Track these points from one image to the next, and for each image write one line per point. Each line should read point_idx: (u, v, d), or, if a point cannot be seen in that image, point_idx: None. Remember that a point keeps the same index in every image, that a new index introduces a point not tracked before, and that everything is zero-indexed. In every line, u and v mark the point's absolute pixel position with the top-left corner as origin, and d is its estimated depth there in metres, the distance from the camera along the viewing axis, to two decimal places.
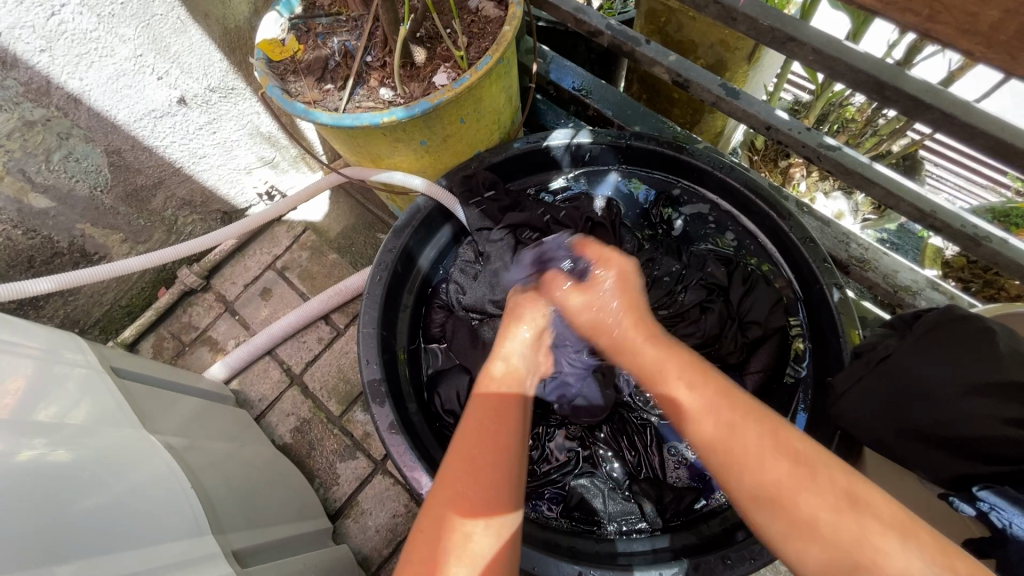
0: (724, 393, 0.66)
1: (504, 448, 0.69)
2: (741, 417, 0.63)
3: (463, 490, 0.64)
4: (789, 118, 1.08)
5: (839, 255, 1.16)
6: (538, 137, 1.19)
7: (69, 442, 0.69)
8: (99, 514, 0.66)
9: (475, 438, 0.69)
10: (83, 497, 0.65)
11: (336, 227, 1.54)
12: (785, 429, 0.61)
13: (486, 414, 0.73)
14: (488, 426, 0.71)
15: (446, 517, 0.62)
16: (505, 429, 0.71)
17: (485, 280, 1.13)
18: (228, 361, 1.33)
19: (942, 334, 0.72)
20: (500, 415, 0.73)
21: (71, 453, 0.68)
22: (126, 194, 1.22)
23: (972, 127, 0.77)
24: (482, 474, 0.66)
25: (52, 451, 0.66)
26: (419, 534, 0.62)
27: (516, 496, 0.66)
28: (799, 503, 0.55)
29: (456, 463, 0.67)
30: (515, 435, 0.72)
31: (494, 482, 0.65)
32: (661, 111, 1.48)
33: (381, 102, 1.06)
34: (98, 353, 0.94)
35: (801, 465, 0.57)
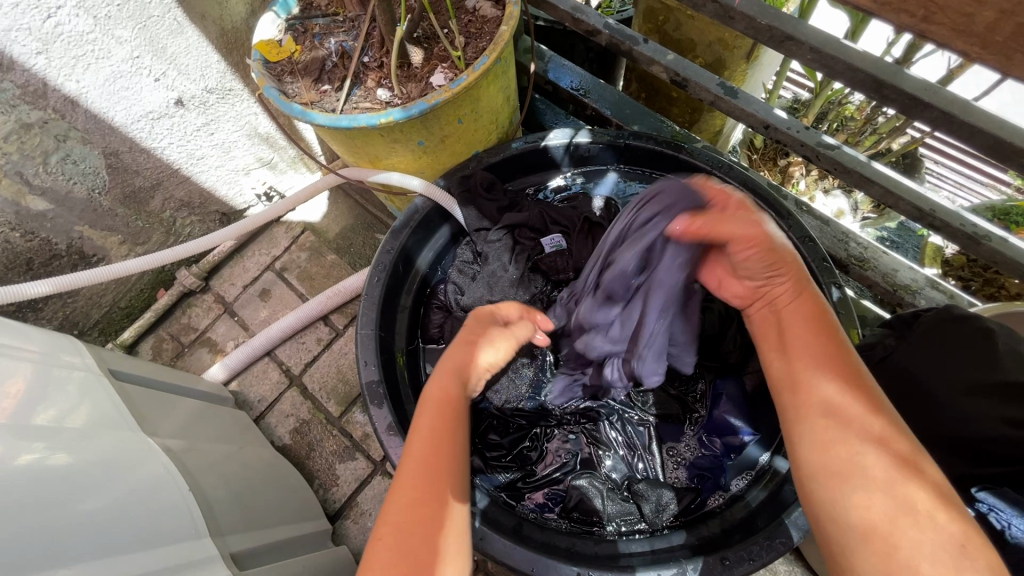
0: (821, 383, 0.62)
1: (460, 452, 0.67)
2: (832, 411, 0.60)
3: (424, 489, 0.62)
4: (787, 117, 1.07)
5: (839, 254, 1.16)
6: (536, 137, 1.18)
7: (69, 446, 0.69)
8: (96, 518, 0.66)
9: (432, 442, 0.66)
10: (83, 501, 0.66)
11: (335, 227, 1.54)
12: (814, 442, 0.60)
13: (444, 415, 0.70)
14: (445, 429, 0.69)
15: (409, 517, 0.59)
16: (460, 431, 0.70)
17: (483, 281, 1.13)
18: (227, 362, 1.33)
19: (940, 334, 0.72)
20: (457, 417, 0.71)
21: (73, 456, 0.68)
22: (124, 195, 1.22)
23: (971, 125, 0.76)
24: (440, 474, 0.63)
25: (53, 454, 0.67)
26: (379, 536, 0.58)
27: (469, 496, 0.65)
28: (856, 487, 0.54)
29: (411, 468, 0.63)
30: (469, 439, 0.70)
31: (452, 481, 0.64)
32: (660, 110, 1.47)
33: (379, 103, 1.06)
34: (96, 355, 0.94)
35: (880, 463, 0.54)
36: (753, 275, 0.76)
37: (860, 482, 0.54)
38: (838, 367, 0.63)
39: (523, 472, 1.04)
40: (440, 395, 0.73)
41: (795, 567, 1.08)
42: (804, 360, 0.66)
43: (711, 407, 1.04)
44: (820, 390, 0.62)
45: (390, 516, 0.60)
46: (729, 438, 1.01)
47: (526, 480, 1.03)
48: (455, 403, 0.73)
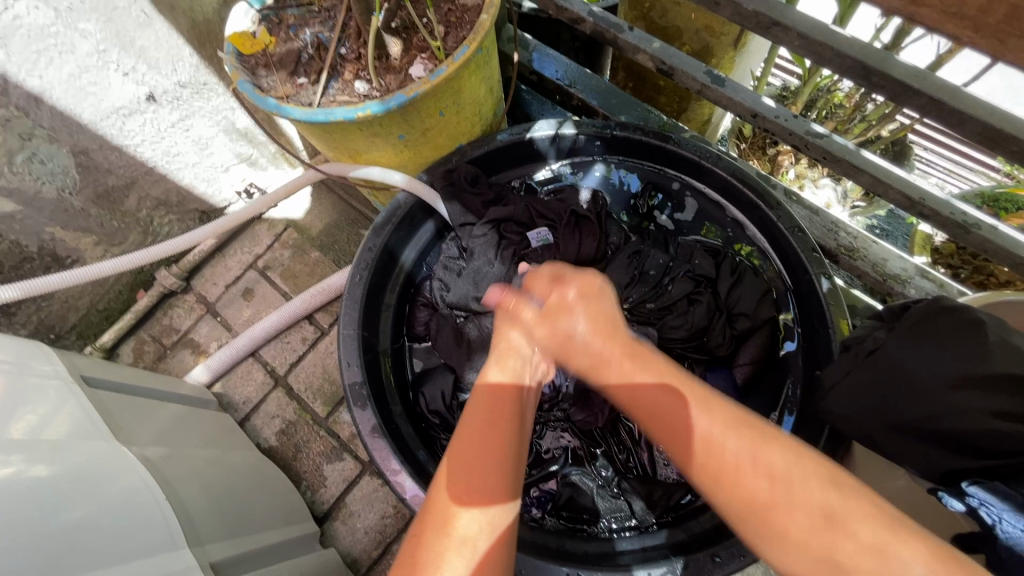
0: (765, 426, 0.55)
1: (492, 448, 0.61)
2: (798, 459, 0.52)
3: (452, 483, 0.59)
4: (775, 105, 1.05)
5: (828, 244, 1.14)
6: (521, 129, 1.15)
7: (47, 458, 0.67)
8: (74, 533, 0.63)
9: (474, 432, 0.62)
10: (61, 515, 0.64)
11: (318, 224, 1.51)
12: (769, 478, 0.51)
13: (483, 411, 0.65)
14: (480, 429, 0.63)
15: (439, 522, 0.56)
16: (507, 427, 0.63)
17: (468, 277, 1.11)
18: (210, 364, 1.30)
19: (930, 326, 0.71)
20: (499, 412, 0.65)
21: (51, 469, 0.66)
22: (97, 195, 1.18)
23: (960, 112, 0.75)
24: (465, 472, 0.59)
25: (30, 467, 0.64)
26: (416, 535, 0.56)
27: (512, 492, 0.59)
28: (776, 499, 0.50)
29: (451, 457, 0.61)
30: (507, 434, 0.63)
31: (484, 473, 0.59)
32: (647, 99, 1.45)
33: (357, 95, 1.03)
34: (67, 361, 0.90)
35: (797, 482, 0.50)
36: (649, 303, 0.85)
37: (773, 487, 0.51)
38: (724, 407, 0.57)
39: None
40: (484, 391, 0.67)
41: None
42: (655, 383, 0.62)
43: None
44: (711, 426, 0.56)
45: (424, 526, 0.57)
46: None
47: None
48: (504, 395, 0.67)
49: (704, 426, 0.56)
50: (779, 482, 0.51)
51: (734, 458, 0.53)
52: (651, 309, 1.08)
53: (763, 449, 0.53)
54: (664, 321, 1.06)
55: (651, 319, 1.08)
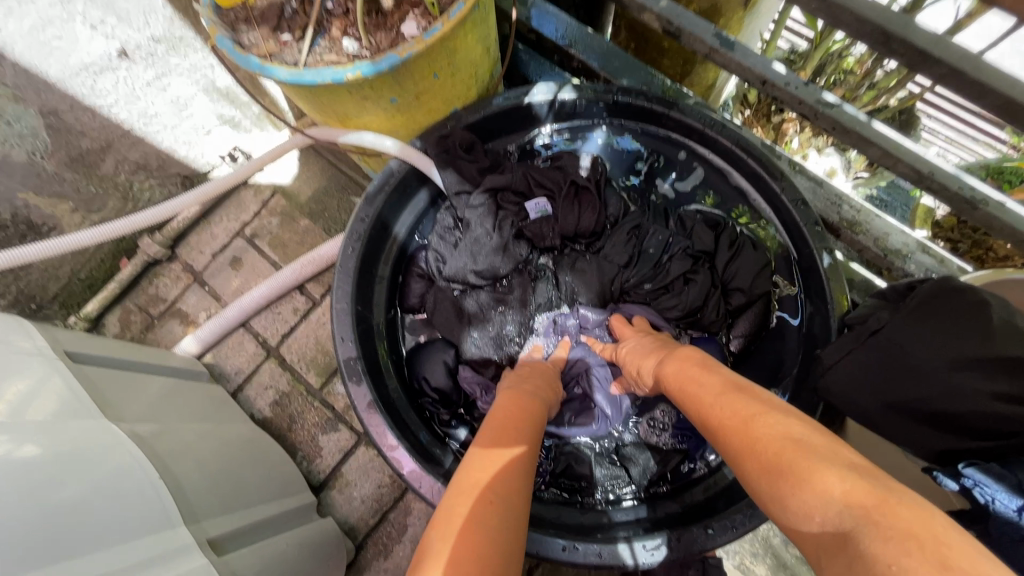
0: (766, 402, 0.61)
1: (529, 426, 0.75)
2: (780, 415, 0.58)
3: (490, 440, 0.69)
4: (786, 71, 1.00)
5: (830, 218, 1.13)
6: (518, 93, 1.10)
7: (37, 437, 0.65)
8: (66, 512, 0.63)
9: (504, 416, 0.75)
10: (55, 495, 0.63)
11: (307, 190, 1.45)
12: (757, 440, 0.56)
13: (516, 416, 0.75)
14: (513, 411, 0.77)
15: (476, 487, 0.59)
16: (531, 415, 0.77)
17: (465, 249, 1.08)
18: (200, 335, 1.28)
19: (934, 307, 0.71)
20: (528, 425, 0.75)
21: (41, 448, 0.65)
22: (70, 158, 1.12)
23: (981, 84, 0.71)
24: (509, 431, 0.71)
25: (19, 446, 0.63)
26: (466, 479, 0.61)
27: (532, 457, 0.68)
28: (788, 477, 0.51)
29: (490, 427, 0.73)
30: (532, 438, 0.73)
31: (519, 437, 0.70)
32: (650, 61, 1.39)
33: (345, 55, 0.96)
34: (50, 336, 0.87)
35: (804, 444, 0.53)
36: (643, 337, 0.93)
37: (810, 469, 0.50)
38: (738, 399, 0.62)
39: None
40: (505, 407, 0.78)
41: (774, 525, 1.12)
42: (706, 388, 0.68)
43: None
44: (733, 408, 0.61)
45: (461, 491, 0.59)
46: None
47: None
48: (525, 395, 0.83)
49: (718, 400, 0.65)
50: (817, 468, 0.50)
51: (744, 424, 0.59)
52: (649, 290, 1.08)
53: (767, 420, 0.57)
54: (658, 301, 1.07)
55: (648, 299, 1.08)
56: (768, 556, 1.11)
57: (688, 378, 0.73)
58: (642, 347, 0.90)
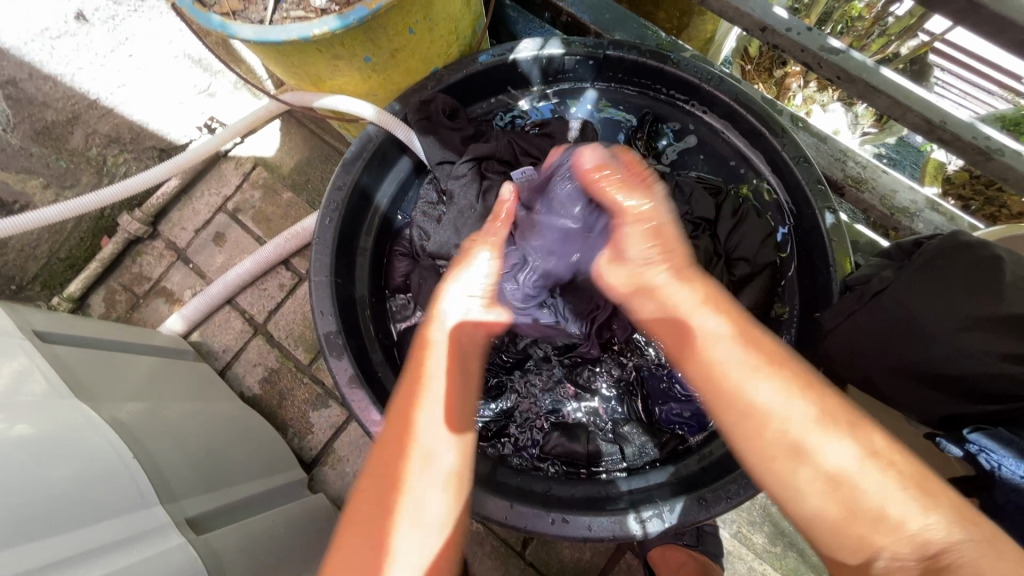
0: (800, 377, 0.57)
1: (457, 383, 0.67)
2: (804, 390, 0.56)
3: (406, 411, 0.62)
4: (788, 16, 0.93)
5: (834, 175, 1.06)
6: (503, 49, 1.03)
7: (19, 418, 0.64)
8: (50, 491, 0.61)
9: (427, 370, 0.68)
10: (36, 473, 0.61)
11: (289, 161, 1.40)
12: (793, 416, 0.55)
13: (449, 350, 0.71)
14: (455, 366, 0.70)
15: (374, 473, 0.58)
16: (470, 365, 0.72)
17: (449, 221, 1.02)
18: (184, 313, 1.25)
19: (942, 263, 0.66)
20: (465, 358, 0.72)
21: (33, 427, 0.64)
22: (36, 132, 1.07)
23: (1001, 18, 0.65)
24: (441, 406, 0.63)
25: (13, 426, 0.63)
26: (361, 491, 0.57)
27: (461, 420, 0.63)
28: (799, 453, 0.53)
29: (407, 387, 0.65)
30: (466, 401, 0.66)
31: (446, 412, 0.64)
32: (645, 15, 1.32)
33: (314, 11, 0.89)
34: (17, 316, 0.84)
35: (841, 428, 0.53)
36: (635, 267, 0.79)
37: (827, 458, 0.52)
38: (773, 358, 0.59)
39: (504, 420, 1.00)
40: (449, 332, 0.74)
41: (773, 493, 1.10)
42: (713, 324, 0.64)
43: None
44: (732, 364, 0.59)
45: (371, 472, 0.58)
46: None
47: (507, 428, 0.99)
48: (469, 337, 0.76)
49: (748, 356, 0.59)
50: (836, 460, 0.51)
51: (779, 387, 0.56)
52: None
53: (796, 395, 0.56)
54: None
55: None
56: (766, 524, 1.09)
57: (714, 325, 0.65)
58: (606, 288, 0.83)
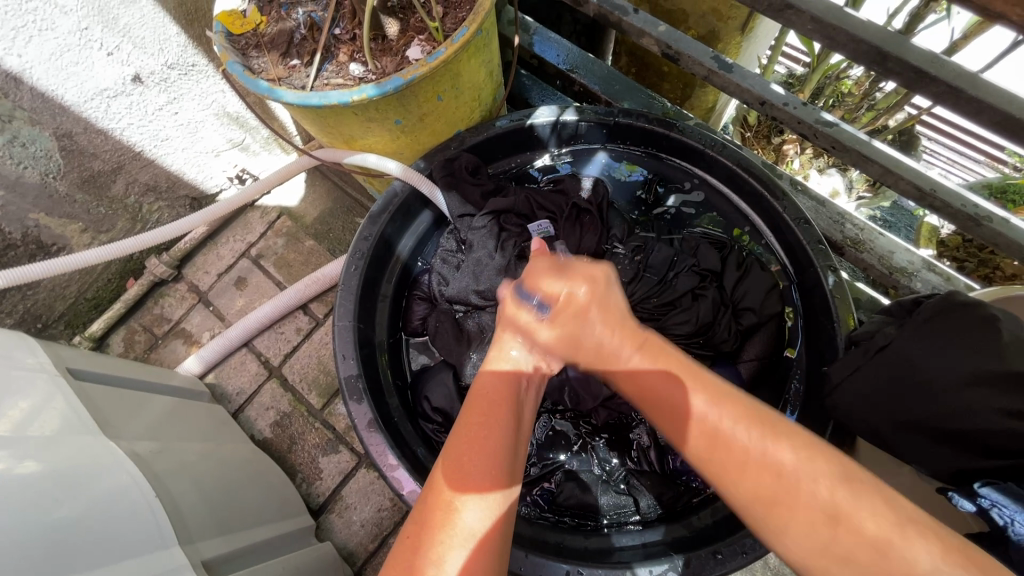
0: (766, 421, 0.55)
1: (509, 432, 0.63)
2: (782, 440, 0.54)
3: (459, 465, 0.59)
4: (785, 92, 1.02)
5: (834, 236, 1.12)
6: (521, 115, 1.12)
7: (36, 453, 0.65)
8: (71, 524, 0.63)
9: (486, 416, 0.63)
10: (53, 509, 0.62)
11: (312, 212, 1.47)
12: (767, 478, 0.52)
13: (479, 401, 0.65)
14: (496, 406, 0.65)
15: (417, 522, 0.56)
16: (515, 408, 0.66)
17: (467, 270, 1.07)
18: (202, 354, 1.28)
19: (942, 322, 0.70)
20: (498, 401, 0.65)
21: (41, 464, 0.64)
22: (82, 180, 1.14)
23: (979, 101, 0.72)
24: (489, 455, 0.59)
25: (19, 463, 0.63)
26: (407, 540, 0.55)
27: (508, 474, 0.59)
28: (790, 491, 0.51)
29: (463, 431, 0.61)
30: (508, 453, 0.61)
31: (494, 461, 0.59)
32: (650, 86, 1.43)
33: (352, 78, 0.99)
34: (51, 352, 0.87)
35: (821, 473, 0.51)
36: None
37: (796, 485, 0.51)
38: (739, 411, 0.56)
39: None
40: (483, 379, 0.68)
41: None
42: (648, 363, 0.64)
43: None
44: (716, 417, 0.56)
45: (412, 524, 0.56)
46: None
47: (519, 476, 1.00)
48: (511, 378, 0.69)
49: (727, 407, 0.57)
50: (790, 485, 0.51)
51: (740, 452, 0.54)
52: (655, 305, 1.04)
53: (767, 441, 0.53)
54: (667, 317, 1.03)
55: (655, 314, 1.04)
56: None
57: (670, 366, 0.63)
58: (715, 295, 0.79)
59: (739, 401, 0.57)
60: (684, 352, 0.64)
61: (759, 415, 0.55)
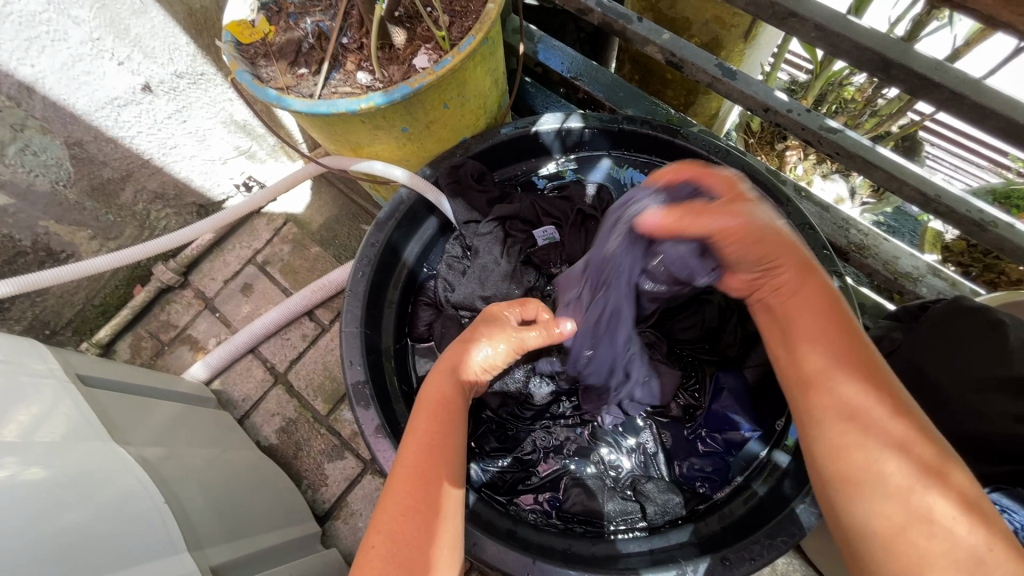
0: (864, 414, 0.57)
1: (458, 437, 0.69)
2: (865, 425, 0.56)
3: (430, 469, 0.63)
4: (788, 99, 1.03)
5: (839, 241, 1.12)
6: (527, 122, 1.13)
7: (42, 459, 0.65)
8: (79, 529, 0.63)
9: (433, 424, 0.69)
10: (61, 515, 0.62)
11: (318, 219, 1.48)
12: (840, 461, 0.57)
13: (427, 407, 0.71)
14: (444, 412, 0.71)
15: (381, 527, 0.58)
16: (459, 413, 0.72)
17: (473, 276, 1.08)
18: (209, 361, 1.28)
19: (952, 327, 0.69)
20: (447, 406, 0.72)
21: (47, 470, 0.65)
22: (91, 188, 1.15)
23: (982, 107, 0.72)
24: (446, 460, 0.65)
25: (25, 469, 0.63)
26: (372, 547, 0.56)
27: (459, 477, 0.66)
28: (874, 493, 0.54)
29: (418, 440, 0.66)
30: (459, 457, 0.67)
31: (452, 462, 0.66)
32: (654, 93, 1.44)
33: (359, 87, 1.00)
34: (61, 359, 0.88)
35: (886, 466, 0.54)
36: (747, 267, 0.73)
37: (868, 478, 0.54)
38: (869, 386, 0.58)
39: (522, 474, 1.00)
40: (427, 388, 0.75)
41: (794, 560, 1.08)
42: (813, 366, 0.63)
43: (710, 400, 1.03)
44: (842, 388, 0.60)
45: (377, 526, 0.58)
46: (730, 434, 1.00)
47: (525, 483, 0.99)
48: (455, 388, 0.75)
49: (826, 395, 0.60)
50: (869, 488, 0.54)
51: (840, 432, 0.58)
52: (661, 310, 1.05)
53: (855, 435, 0.56)
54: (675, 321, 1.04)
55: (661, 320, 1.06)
56: None
57: (808, 361, 0.64)
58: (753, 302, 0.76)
59: (860, 379, 0.59)
60: (804, 330, 0.66)
61: (843, 413, 0.58)
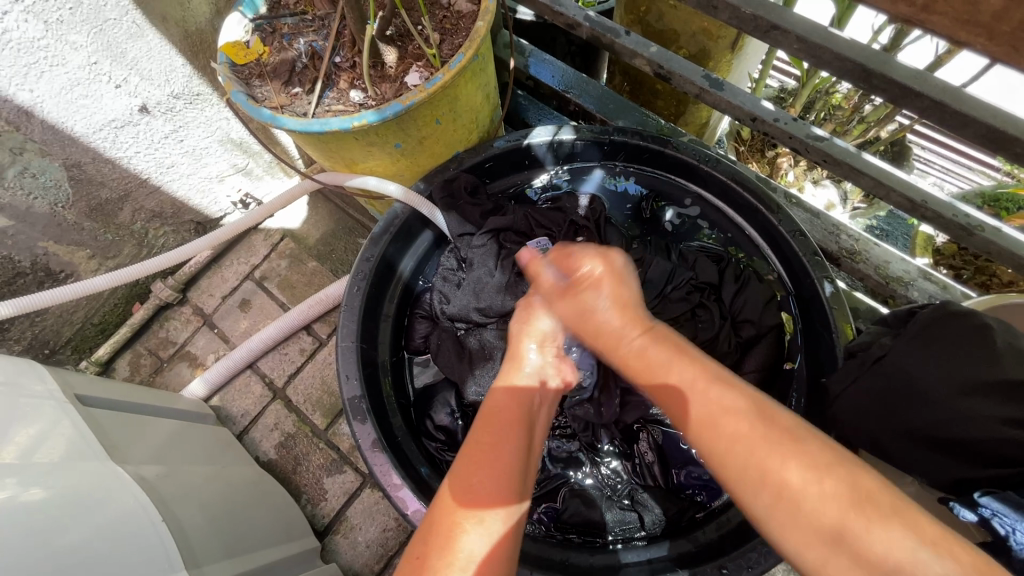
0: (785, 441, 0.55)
1: (513, 448, 0.66)
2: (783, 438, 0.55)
3: (467, 481, 0.62)
4: (774, 108, 1.04)
5: (830, 247, 1.13)
6: (518, 135, 1.14)
7: (41, 480, 0.66)
8: (76, 552, 0.63)
9: (492, 430, 0.68)
10: (58, 536, 0.63)
11: (315, 233, 1.49)
12: (766, 491, 0.54)
13: (491, 420, 0.69)
14: (499, 422, 0.68)
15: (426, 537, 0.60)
16: (524, 432, 0.68)
17: (468, 288, 1.08)
18: (207, 377, 1.29)
19: (936, 333, 0.70)
20: (511, 419, 0.70)
21: (47, 491, 0.65)
22: (90, 208, 1.17)
23: (963, 115, 0.73)
24: (494, 473, 0.63)
25: (25, 490, 0.64)
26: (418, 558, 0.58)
27: (515, 490, 0.62)
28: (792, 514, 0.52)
29: (471, 448, 0.66)
30: (512, 472, 0.64)
31: (495, 476, 0.63)
32: (645, 104, 1.46)
33: (352, 105, 1.01)
34: (60, 379, 0.88)
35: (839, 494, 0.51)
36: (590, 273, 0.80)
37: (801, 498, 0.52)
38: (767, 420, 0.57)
39: None
40: (493, 396, 0.73)
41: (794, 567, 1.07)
42: (647, 365, 0.68)
43: None
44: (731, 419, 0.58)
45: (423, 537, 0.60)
46: None
47: None
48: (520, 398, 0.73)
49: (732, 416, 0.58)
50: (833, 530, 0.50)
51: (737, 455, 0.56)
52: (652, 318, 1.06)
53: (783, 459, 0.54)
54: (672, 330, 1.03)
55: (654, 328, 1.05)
56: None
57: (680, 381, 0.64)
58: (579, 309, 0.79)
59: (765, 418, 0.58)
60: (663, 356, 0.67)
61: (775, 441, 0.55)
